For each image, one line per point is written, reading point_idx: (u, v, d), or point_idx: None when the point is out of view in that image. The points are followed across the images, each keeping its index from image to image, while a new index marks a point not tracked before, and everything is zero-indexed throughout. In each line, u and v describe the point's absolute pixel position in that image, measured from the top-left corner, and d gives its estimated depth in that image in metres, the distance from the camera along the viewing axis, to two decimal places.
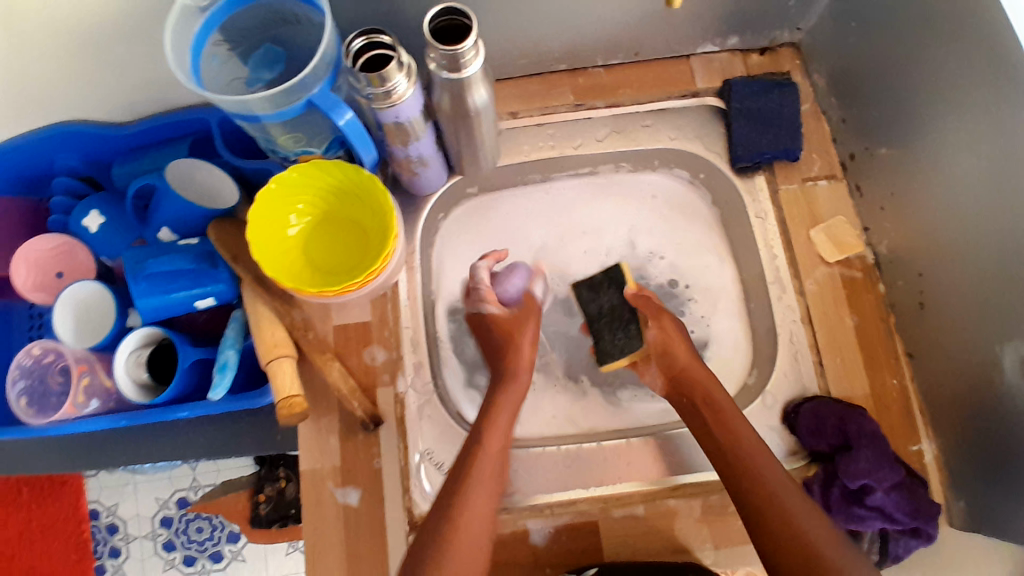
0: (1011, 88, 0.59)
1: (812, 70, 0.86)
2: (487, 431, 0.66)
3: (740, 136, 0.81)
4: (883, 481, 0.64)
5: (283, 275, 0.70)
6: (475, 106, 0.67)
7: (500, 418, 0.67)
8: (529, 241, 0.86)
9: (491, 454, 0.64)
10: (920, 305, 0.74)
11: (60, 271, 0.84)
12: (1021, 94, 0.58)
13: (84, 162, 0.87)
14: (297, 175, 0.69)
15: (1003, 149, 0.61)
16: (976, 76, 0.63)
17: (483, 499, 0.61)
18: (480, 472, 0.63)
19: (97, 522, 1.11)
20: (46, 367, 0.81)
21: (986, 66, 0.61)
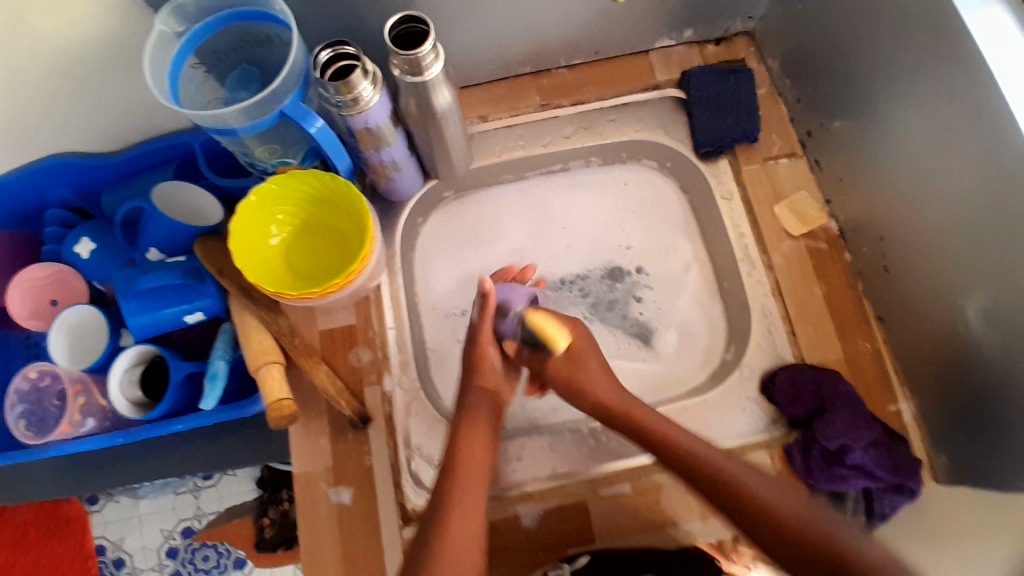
0: (949, 47, 0.62)
1: (766, 56, 0.90)
2: (472, 433, 0.65)
3: (701, 122, 0.85)
4: (860, 439, 0.68)
5: (267, 282, 0.72)
6: (441, 109, 0.70)
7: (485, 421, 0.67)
8: (507, 238, 0.88)
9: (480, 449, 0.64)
10: (884, 268, 0.77)
11: (54, 299, 0.86)
12: (958, 51, 0.61)
13: (76, 194, 0.90)
14: (276, 188, 0.72)
15: (945, 108, 0.64)
16: (918, 40, 0.66)
17: (475, 509, 0.61)
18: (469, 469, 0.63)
19: (103, 557, 1.10)
20: (42, 390, 0.84)
21: (924, 31, 0.65)
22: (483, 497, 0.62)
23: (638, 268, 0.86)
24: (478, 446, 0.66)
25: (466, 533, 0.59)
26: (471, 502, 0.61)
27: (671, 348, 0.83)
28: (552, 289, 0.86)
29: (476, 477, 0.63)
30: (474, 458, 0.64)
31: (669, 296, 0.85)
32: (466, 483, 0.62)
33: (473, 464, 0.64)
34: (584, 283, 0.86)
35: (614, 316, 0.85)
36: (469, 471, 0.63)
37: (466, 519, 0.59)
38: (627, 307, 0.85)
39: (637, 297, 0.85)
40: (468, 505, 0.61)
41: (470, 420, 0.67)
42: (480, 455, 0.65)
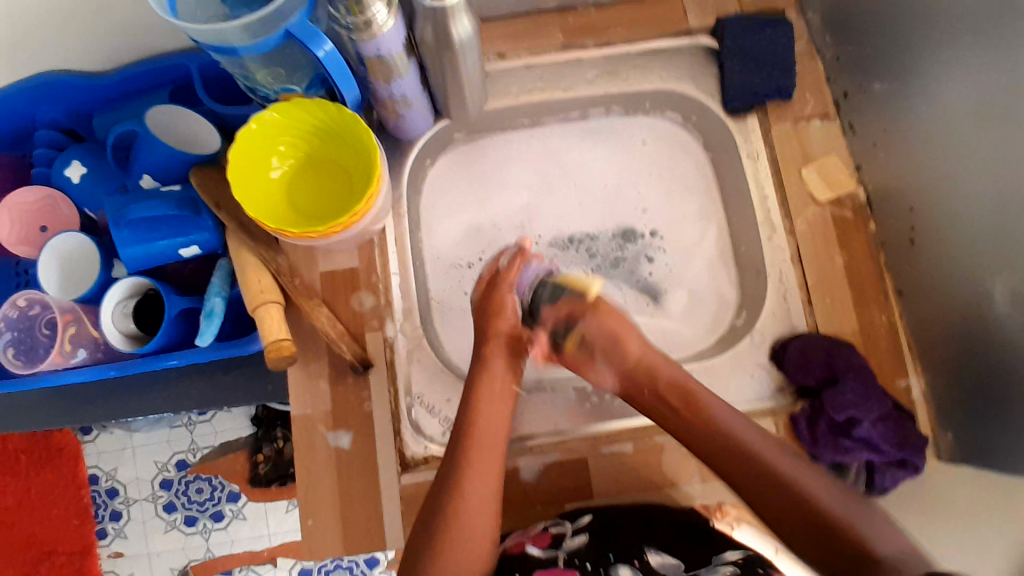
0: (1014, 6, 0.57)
1: (806, 8, 0.84)
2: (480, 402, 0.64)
3: (733, 76, 0.80)
4: (869, 413, 0.67)
5: (267, 217, 0.69)
6: (459, 39, 0.64)
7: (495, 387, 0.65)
8: (520, 186, 0.85)
9: (492, 421, 0.63)
10: (910, 241, 0.73)
11: (44, 225, 0.82)
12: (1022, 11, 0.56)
13: (66, 115, 0.85)
14: (279, 117, 0.67)
15: (998, 74, 0.60)
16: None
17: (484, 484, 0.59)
18: (480, 440, 0.62)
19: (96, 486, 1.10)
20: (33, 320, 0.81)
21: None
22: (500, 466, 0.61)
23: (652, 229, 0.83)
24: (494, 407, 0.64)
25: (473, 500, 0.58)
26: (488, 471, 0.60)
27: (679, 313, 0.80)
28: (563, 241, 0.83)
29: (493, 446, 0.62)
30: (492, 423, 0.63)
31: (682, 259, 0.82)
32: (483, 449, 0.61)
33: (492, 432, 0.62)
34: (594, 238, 0.83)
35: (620, 273, 0.82)
36: (485, 436, 0.62)
37: (480, 485, 0.59)
38: (634, 266, 0.82)
39: (648, 258, 0.82)
40: (485, 478, 0.60)
41: (487, 379, 0.65)
42: (496, 422, 0.63)
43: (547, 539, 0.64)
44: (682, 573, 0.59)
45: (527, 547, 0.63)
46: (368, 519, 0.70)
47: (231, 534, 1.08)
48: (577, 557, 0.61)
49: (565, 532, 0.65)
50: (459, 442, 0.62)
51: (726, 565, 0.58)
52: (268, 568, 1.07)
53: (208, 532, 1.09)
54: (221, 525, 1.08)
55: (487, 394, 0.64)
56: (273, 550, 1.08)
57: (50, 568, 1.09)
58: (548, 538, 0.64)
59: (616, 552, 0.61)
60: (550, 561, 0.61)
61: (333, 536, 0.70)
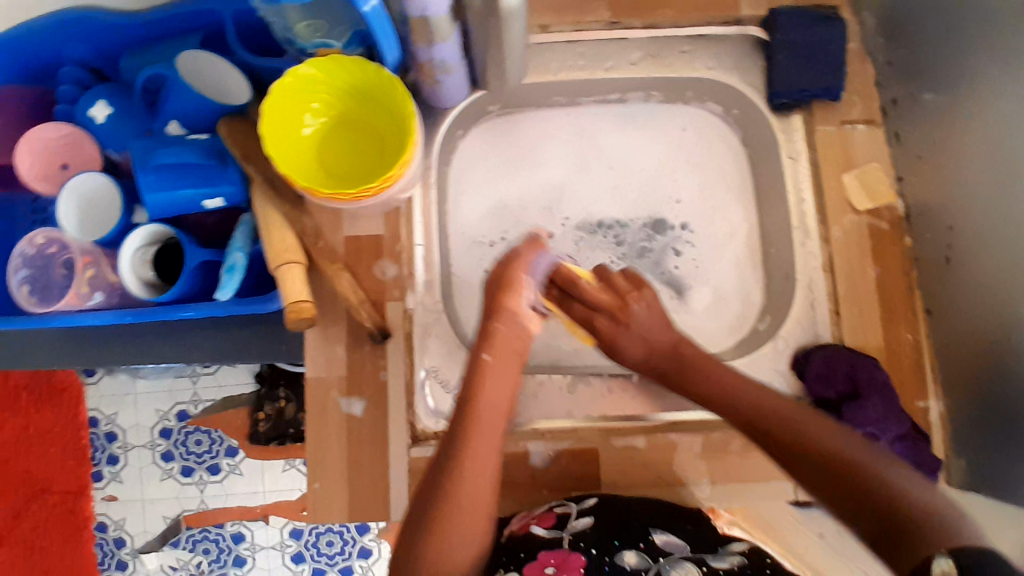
0: None
1: (862, 7, 0.81)
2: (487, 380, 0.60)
3: (781, 71, 0.77)
4: (886, 431, 0.67)
5: (297, 176, 0.67)
6: (508, 8, 0.61)
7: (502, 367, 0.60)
8: (551, 167, 0.83)
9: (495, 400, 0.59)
10: (946, 259, 0.72)
11: (66, 163, 0.81)
12: None
13: (95, 54, 0.83)
14: (315, 73, 0.65)
15: None
16: None
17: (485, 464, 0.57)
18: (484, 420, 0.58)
19: (96, 429, 1.10)
20: (48, 259, 0.80)
21: None
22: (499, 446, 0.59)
23: (681, 221, 0.82)
24: (496, 387, 0.59)
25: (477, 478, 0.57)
26: (488, 449, 0.58)
27: (701, 310, 0.79)
28: (589, 225, 0.81)
29: (492, 423, 0.58)
30: (492, 400, 0.59)
31: (709, 255, 0.81)
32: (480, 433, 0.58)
33: (491, 409, 0.59)
34: (622, 226, 0.81)
35: (645, 263, 0.81)
36: (486, 417, 0.58)
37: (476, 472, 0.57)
38: (661, 258, 0.81)
39: (675, 251, 0.81)
40: (482, 460, 0.57)
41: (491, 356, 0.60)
42: (498, 397, 0.59)
43: (552, 519, 0.64)
44: (688, 554, 0.59)
45: (533, 527, 0.63)
46: (373, 487, 0.70)
47: (226, 488, 1.09)
48: (582, 541, 0.59)
49: (570, 513, 0.64)
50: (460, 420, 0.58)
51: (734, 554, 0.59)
52: (259, 525, 1.09)
53: (205, 484, 1.09)
54: (217, 479, 1.09)
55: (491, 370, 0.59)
56: (266, 508, 1.09)
57: (42, 508, 1.09)
58: (554, 518, 0.64)
59: (622, 538, 0.60)
60: (554, 542, 0.60)
61: (337, 502, 0.70)
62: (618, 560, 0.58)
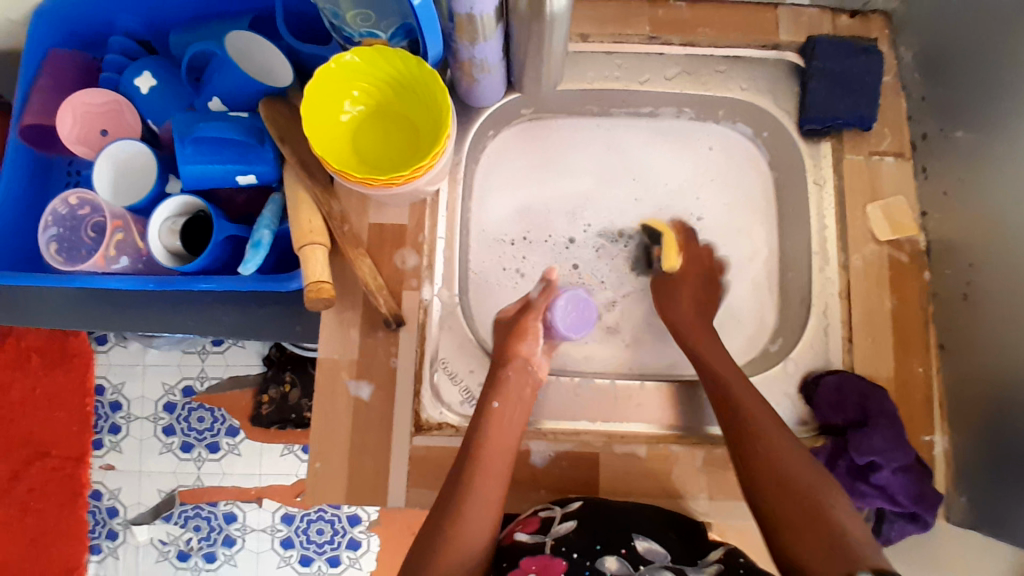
0: None
1: (900, 42, 0.82)
2: (494, 423, 0.65)
3: (815, 97, 0.78)
4: (892, 461, 0.66)
5: (332, 159, 0.68)
6: (553, 12, 0.62)
7: (508, 413, 0.66)
8: (578, 173, 0.84)
9: (498, 444, 0.64)
10: (963, 297, 0.72)
11: (105, 129, 0.83)
12: None
13: (144, 27, 0.86)
14: (359, 61, 0.67)
15: None
16: None
17: (492, 494, 0.61)
18: (488, 463, 0.62)
19: (101, 397, 1.12)
20: (80, 220, 0.82)
21: None
22: (501, 486, 0.62)
23: (700, 239, 0.83)
24: (503, 432, 0.65)
25: (479, 504, 0.60)
26: (492, 483, 0.61)
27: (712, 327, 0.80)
28: (611, 235, 0.82)
29: (496, 465, 0.62)
30: (498, 443, 0.64)
31: (725, 274, 0.82)
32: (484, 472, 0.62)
33: (496, 451, 0.63)
34: (643, 238, 0.82)
35: None
36: (491, 459, 0.62)
37: (480, 506, 0.60)
38: None
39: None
40: (482, 496, 0.60)
41: (499, 406, 0.66)
42: (505, 440, 0.64)
43: (537, 524, 0.65)
44: (669, 563, 0.61)
45: (517, 534, 0.64)
46: (373, 472, 0.71)
47: (224, 467, 1.10)
48: (565, 546, 0.61)
49: (556, 517, 0.65)
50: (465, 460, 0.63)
51: (710, 564, 0.60)
52: (252, 506, 1.10)
53: (203, 462, 1.10)
54: (216, 457, 1.10)
55: (498, 419, 0.65)
56: (260, 489, 1.10)
57: (38, 472, 1.10)
58: (537, 523, 0.65)
59: (603, 543, 0.62)
60: (537, 549, 0.61)
61: (336, 482, 0.71)
62: (600, 565, 0.60)
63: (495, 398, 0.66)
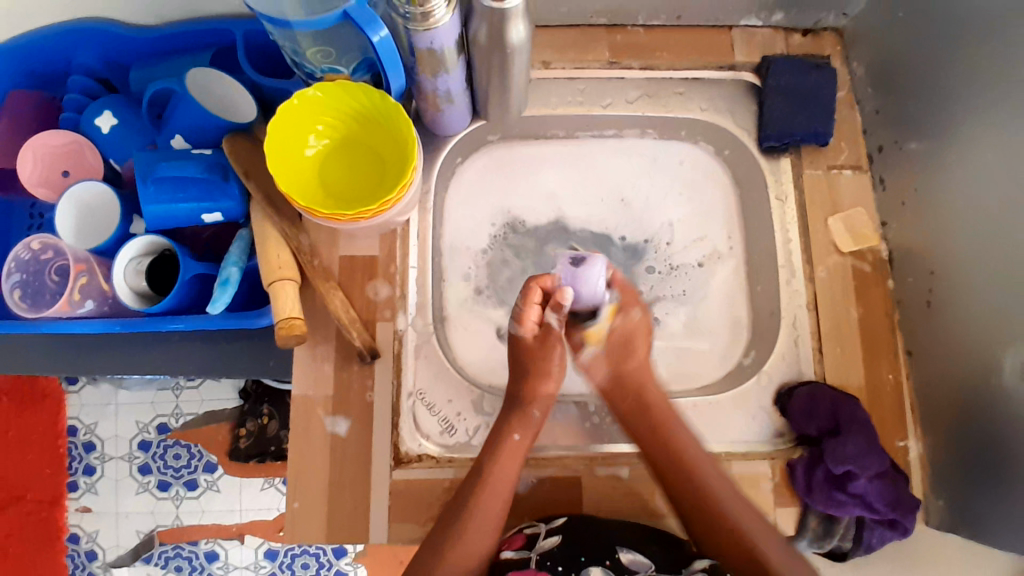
0: None
1: (852, 58, 0.85)
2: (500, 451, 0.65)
3: (772, 116, 0.80)
4: (866, 469, 0.67)
5: (298, 195, 0.68)
6: (512, 44, 0.64)
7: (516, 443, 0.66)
8: (547, 195, 0.85)
9: (502, 478, 0.64)
10: (926, 303, 0.74)
11: (66, 169, 0.82)
12: None
13: (103, 63, 0.84)
14: (322, 95, 0.67)
15: None
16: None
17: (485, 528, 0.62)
18: (492, 491, 0.63)
19: (74, 439, 1.09)
20: (43, 264, 0.80)
21: None
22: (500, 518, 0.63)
23: (671, 254, 0.83)
24: (511, 462, 0.65)
25: (474, 536, 0.61)
26: (489, 512, 0.63)
27: (687, 340, 0.80)
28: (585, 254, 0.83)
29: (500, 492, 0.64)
30: (503, 477, 0.64)
31: (698, 289, 0.82)
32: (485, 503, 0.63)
33: (501, 480, 0.64)
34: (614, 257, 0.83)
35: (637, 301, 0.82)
36: (495, 489, 0.64)
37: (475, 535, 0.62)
38: (651, 291, 0.82)
39: (665, 281, 0.82)
40: (484, 525, 0.62)
41: (520, 438, 0.67)
42: (506, 474, 0.65)
43: (521, 540, 0.65)
44: (653, 573, 0.62)
45: (502, 551, 0.64)
46: (353, 508, 0.70)
47: (202, 505, 1.07)
48: (549, 561, 0.62)
49: (540, 532, 0.65)
50: (471, 487, 0.64)
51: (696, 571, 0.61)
52: (234, 543, 1.07)
53: (181, 500, 1.07)
54: (194, 495, 1.07)
55: (514, 451, 0.66)
56: (242, 526, 1.07)
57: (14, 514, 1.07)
58: (522, 539, 0.65)
59: (587, 554, 0.63)
60: (523, 564, 0.62)
61: (315, 522, 0.70)
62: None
63: (518, 430, 0.67)
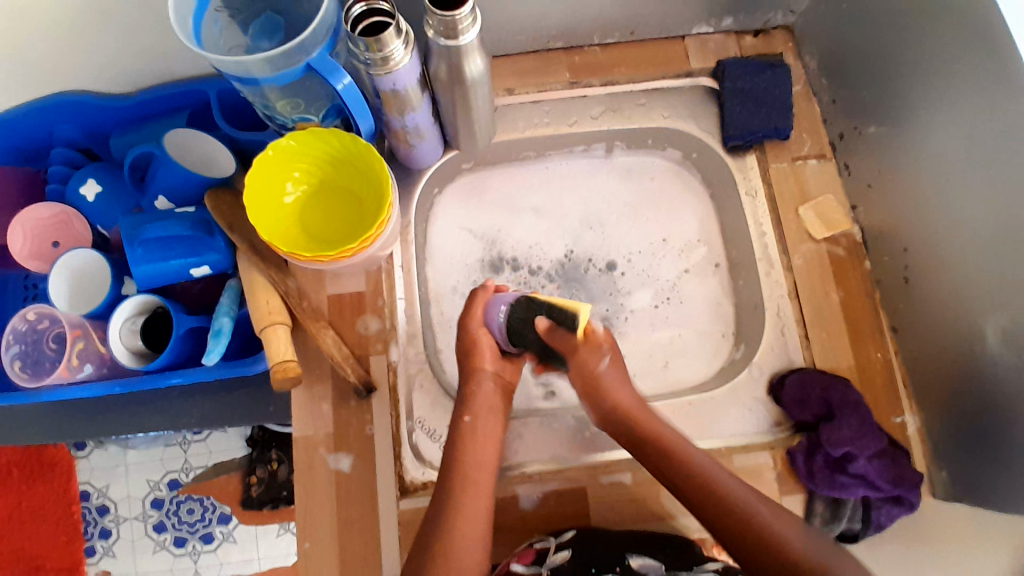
0: (1004, 72, 0.60)
1: (804, 52, 0.88)
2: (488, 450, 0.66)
3: (733, 116, 0.82)
4: (865, 449, 0.68)
5: (281, 242, 0.70)
6: (472, 76, 0.67)
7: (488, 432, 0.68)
8: (525, 215, 0.87)
9: (484, 468, 0.65)
10: (905, 280, 0.76)
11: (56, 241, 0.84)
12: (1013, 76, 0.59)
13: (83, 134, 0.87)
14: (296, 144, 0.70)
15: (989, 135, 0.63)
16: (970, 63, 0.64)
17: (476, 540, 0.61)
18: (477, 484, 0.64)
19: (87, 503, 1.09)
20: (40, 333, 0.82)
21: (979, 55, 0.63)
22: (487, 496, 0.64)
23: (625, 272, 0.85)
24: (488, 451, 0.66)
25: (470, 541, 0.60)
26: (480, 519, 0.62)
27: (644, 351, 0.81)
28: (566, 268, 0.85)
29: (481, 479, 0.64)
30: (485, 474, 0.65)
31: (658, 307, 0.83)
32: (480, 491, 0.64)
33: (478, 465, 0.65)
34: (592, 266, 0.85)
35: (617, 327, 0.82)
36: (478, 512, 0.62)
37: (474, 519, 0.62)
38: (634, 299, 0.84)
39: (621, 295, 0.84)
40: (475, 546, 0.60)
41: (471, 420, 0.68)
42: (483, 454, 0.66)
43: (531, 555, 0.65)
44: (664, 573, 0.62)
45: (512, 564, 0.64)
46: (364, 544, 0.71)
47: (221, 557, 1.08)
48: None
49: (549, 547, 0.66)
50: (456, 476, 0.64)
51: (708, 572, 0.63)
52: None
53: (198, 554, 1.08)
54: (211, 548, 1.08)
55: (470, 433, 0.67)
56: (261, 575, 1.07)
57: None
58: (532, 554, 0.65)
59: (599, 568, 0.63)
60: None
61: (329, 562, 0.70)
62: None
63: (467, 412, 0.68)
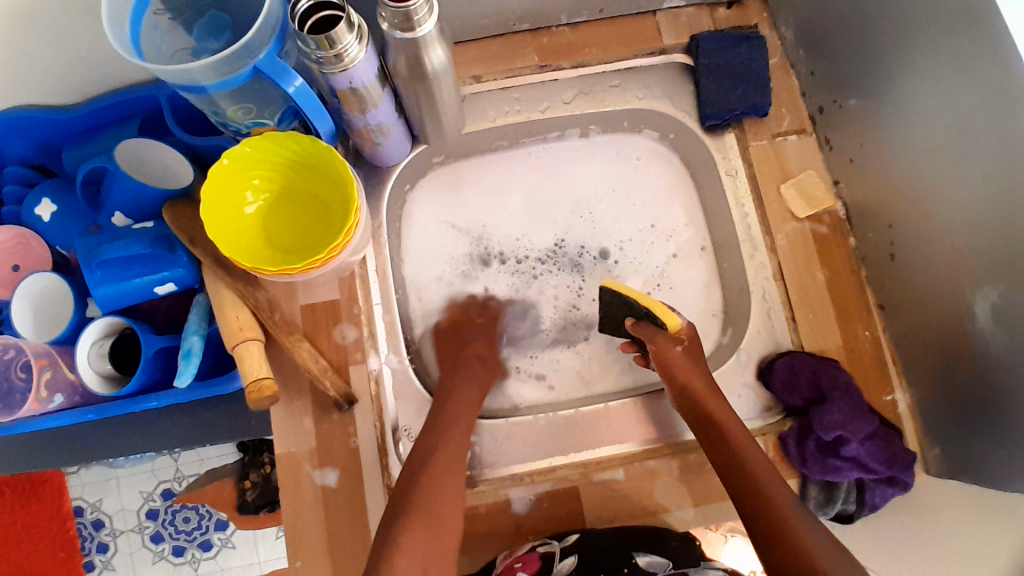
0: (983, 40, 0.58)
1: (779, 22, 0.85)
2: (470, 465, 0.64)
3: (709, 94, 0.79)
4: (856, 432, 0.67)
5: (244, 256, 0.67)
6: (433, 68, 0.63)
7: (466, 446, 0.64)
8: (505, 206, 0.84)
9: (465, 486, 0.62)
10: (891, 256, 0.74)
11: (18, 264, 0.81)
12: (992, 44, 0.57)
13: (35, 150, 0.83)
14: (251, 150, 0.66)
15: (969, 106, 0.61)
16: (948, 32, 0.61)
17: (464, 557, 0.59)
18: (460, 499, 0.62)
19: (82, 518, 1.08)
20: (7, 364, 0.78)
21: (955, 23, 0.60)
22: None
23: (618, 261, 0.83)
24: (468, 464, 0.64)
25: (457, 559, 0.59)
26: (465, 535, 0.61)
27: None
28: (553, 254, 0.83)
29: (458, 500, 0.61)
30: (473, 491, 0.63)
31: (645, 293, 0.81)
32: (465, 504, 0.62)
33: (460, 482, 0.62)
34: (576, 254, 0.83)
35: None
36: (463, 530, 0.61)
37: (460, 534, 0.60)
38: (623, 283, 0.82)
39: None
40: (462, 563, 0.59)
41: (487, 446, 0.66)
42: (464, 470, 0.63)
43: (536, 561, 0.65)
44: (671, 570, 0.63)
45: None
46: (356, 558, 0.69)
47: (221, 564, 1.06)
48: None
49: (553, 551, 0.65)
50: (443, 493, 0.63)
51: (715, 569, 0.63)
52: None
53: (197, 562, 1.07)
54: (210, 555, 1.06)
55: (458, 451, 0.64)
56: None
57: None
58: (537, 560, 0.65)
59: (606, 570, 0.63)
60: None
61: None
62: None
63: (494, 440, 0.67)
